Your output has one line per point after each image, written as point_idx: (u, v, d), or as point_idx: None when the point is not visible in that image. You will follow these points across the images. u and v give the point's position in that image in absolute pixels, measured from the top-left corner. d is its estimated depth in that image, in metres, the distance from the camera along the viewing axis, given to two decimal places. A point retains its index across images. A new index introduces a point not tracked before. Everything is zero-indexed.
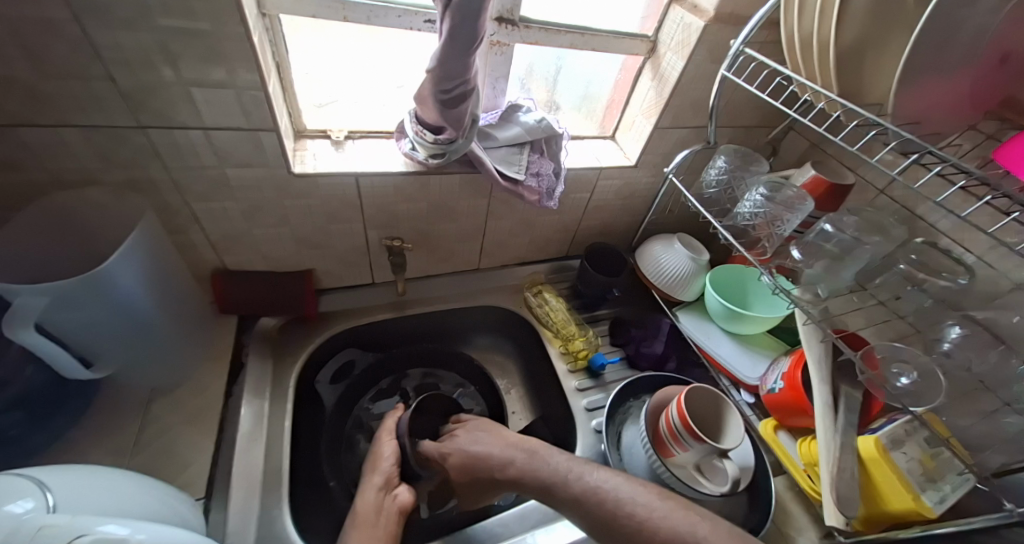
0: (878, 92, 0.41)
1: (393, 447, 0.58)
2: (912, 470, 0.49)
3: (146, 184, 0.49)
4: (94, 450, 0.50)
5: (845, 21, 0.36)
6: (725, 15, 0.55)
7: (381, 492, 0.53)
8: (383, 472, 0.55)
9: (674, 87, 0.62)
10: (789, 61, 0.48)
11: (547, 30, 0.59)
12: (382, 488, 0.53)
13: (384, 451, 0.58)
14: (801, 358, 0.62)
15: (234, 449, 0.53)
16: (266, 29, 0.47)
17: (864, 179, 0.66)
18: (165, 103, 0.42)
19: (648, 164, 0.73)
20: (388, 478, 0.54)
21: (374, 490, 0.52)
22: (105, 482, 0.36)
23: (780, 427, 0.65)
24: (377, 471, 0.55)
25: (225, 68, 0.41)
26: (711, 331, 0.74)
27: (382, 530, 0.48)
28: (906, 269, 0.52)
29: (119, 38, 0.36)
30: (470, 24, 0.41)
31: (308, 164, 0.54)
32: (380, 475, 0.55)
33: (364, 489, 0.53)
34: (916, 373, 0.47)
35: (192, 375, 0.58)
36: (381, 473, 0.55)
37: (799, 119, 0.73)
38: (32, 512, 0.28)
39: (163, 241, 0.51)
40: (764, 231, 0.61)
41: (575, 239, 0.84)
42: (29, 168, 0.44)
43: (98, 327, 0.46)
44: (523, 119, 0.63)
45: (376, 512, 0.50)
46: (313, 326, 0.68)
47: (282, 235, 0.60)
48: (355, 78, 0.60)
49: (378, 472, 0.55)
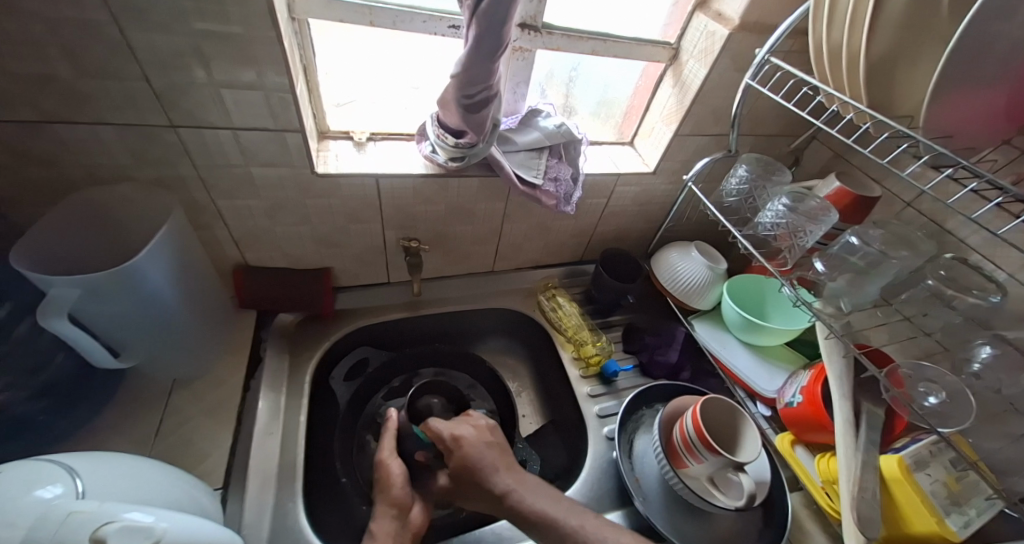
0: (911, 103, 0.40)
1: (400, 468, 0.55)
2: (936, 492, 0.48)
3: (176, 181, 0.50)
4: (117, 438, 0.51)
5: (877, 31, 0.36)
6: (750, 23, 0.54)
7: (397, 521, 0.51)
8: (392, 496, 0.52)
9: (696, 94, 0.61)
10: (817, 72, 0.47)
11: (570, 36, 0.59)
12: (397, 515, 0.51)
13: (391, 472, 0.54)
14: (821, 372, 0.60)
15: (250, 442, 0.54)
16: (295, 33, 0.48)
17: (891, 192, 0.65)
18: (197, 103, 0.43)
19: (667, 171, 0.72)
20: (399, 504, 0.52)
21: (388, 518, 0.51)
22: (130, 470, 0.37)
23: (797, 442, 0.63)
24: (387, 497, 0.52)
25: (255, 70, 0.42)
26: (727, 342, 0.73)
27: None
28: (934, 285, 0.50)
29: (159, 42, 0.38)
30: (494, 31, 0.42)
31: (330, 165, 0.55)
32: (391, 500, 0.52)
33: (379, 515, 0.51)
34: (944, 393, 0.46)
35: (212, 367, 0.60)
36: (392, 501, 0.52)
37: (824, 129, 0.71)
38: (61, 498, 0.29)
39: (190, 236, 0.52)
40: (785, 241, 0.59)
41: (590, 244, 0.84)
42: (66, 163, 0.45)
43: (125, 319, 0.47)
44: (543, 124, 0.64)
45: (395, 542, 0.49)
46: (329, 323, 0.69)
47: (302, 233, 0.61)
48: (378, 80, 0.61)
49: (388, 501, 0.52)
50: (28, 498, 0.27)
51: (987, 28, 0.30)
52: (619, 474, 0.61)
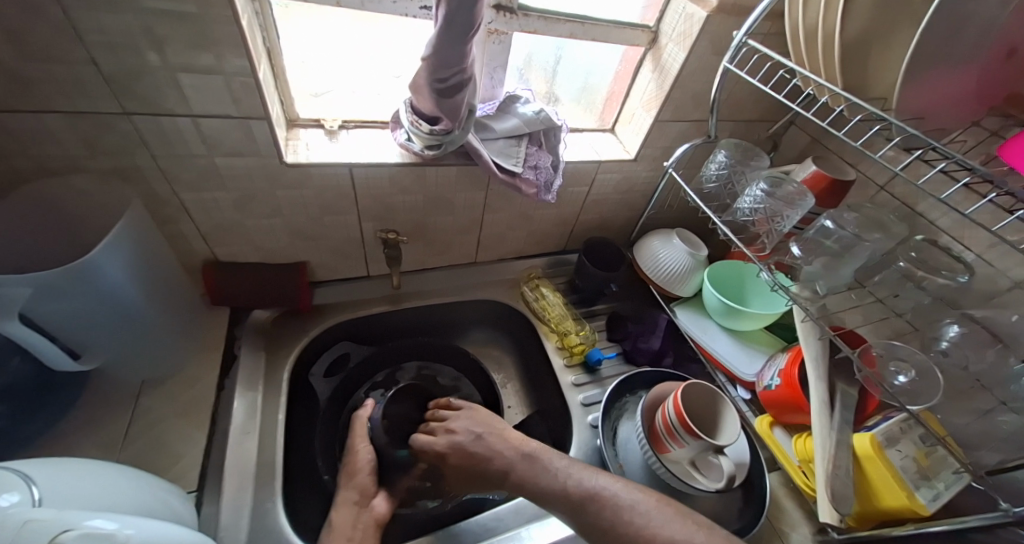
0: (883, 85, 0.40)
1: (369, 454, 0.56)
2: (907, 467, 0.50)
3: (134, 172, 0.47)
4: (84, 442, 0.49)
5: (850, 11, 0.35)
6: (728, 5, 0.54)
7: (357, 507, 0.50)
8: (358, 482, 0.53)
9: (675, 79, 0.61)
10: (793, 54, 0.47)
11: (547, 19, 0.57)
12: (358, 501, 0.51)
13: (360, 458, 0.55)
14: (798, 355, 0.61)
15: (227, 441, 0.52)
16: (257, 13, 0.46)
17: (866, 176, 0.66)
18: (153, 88, 0.41)
19: (647, 158, 0.72)
20: (363, 491, 0.52)
21: (350, 505, 0.50)
22: (95, 475, 0.35)
23: (775, 423, 0.65)
24: (353, 483, 0.52)
25: (214, 53, 0.40)
26: (708, 328, 0.74)
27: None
28: (906, 267, 0.51)
29: (104, 21, 0.35)
30: (466, 11, 0.40)
31: (301, 154, 0.53)
32: (355, 485, 0.52)
33: (341, 501, 0.51)
34: (913, 371, 0.47)
35: (184, 366, 0.58)
36: (356, 486, 0.52)
37: (801, 114, 0.72)
38: (17, 506, 0.27)
39: (152, 231, 0.50)
40: (763, 227, 0.60)
41: (573, 233, 0.84)
42: (11, 155, 0.43)
43: (85, 317, 0.45)
44: (521, 110, 0.63)
45: (353, 527, 0.48)
46: (307, 319, 0.68)
47: (275, 226, 0.59)
48: (350, 67, 0.58)
49: (353, 485, 0.52)
50: None
51: (957, 8, 0.30)
52: (603, 461, 0.62)
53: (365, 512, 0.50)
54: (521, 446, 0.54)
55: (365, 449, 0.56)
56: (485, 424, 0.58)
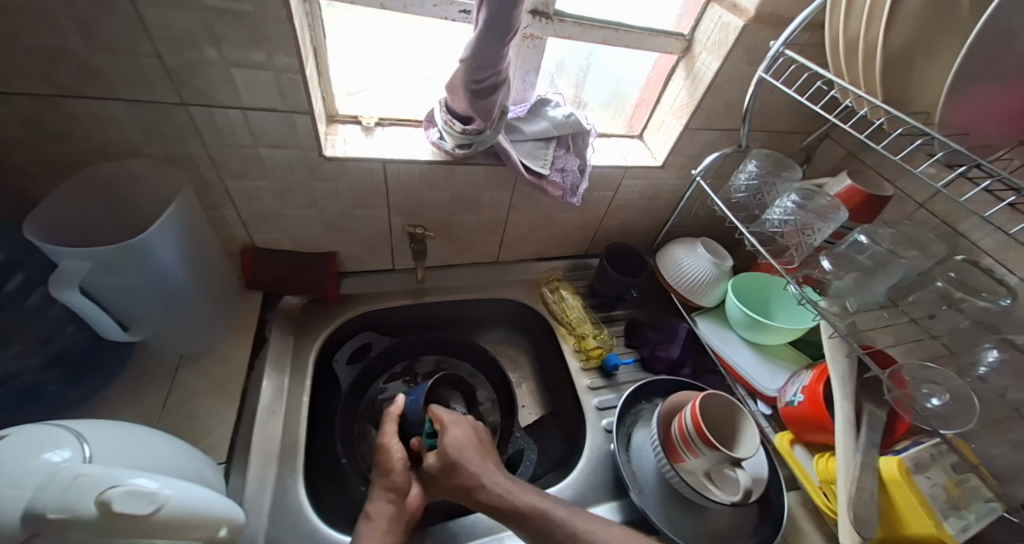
0: (926, 99, 0.39)
1: (402, 454, 0.54)
2: (935, 495, 0.48)
3: (186, 159, 0.51)
4: (125, 409, 0.53)
5: (893, 24, 0.35)
6: (765, 15, 0.53)
7: (393, 505, 0.50)
8: (391, 480, 0.51)
9: (707, 88, 0.60)
10: (832, 64, 0.46)
11: (581, 25, 0.58)
12: (392, 499, 0.50)
13: (394, 457, 0.54)
14: (824, 373, 0.60)
15: (254, 418, 0.55)
16: (306, 14, 0.48)
17: (904, 192, 0.64)
18: (208, 82, 0.44)
19: (675, 165, 0.72)
20: (397, 489, 0.51)
21: (386, 502, 0.50)
22: (139, 437, 0.38)
23: (796, 441, 0.63)
24: (386, 480, 0.52)
25: (265, 50, 0.42)
26: (730, 340, 0.73)
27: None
28: (943, 287, 0.49)
29: (170, 18, 0.38)
30: (505, 15, 0.41)
31: (338, 148, 0.55)
32: (390, 484, 0.51)
33: (375, 496, 0.51)
34: (947, 396, 0.45)
35: (218, 344, 0.61)
36: (391, 484, 0.51)
37: (838, 126, 0.70)
38: (68, 462, 0.30)
39: (198, 215, 0.53)
40: (793, 239, 0.59)
41: (595, 238, 0.84)
42: (78, 138, 0.46)
43: (135, 293, 0.48)
44: (551, 113, 0.63)
45: (392, 526, 0.48)
46: (334, 307, 0.70)
47: (309, 217, 0.61)
48: (387, 67, 0.61)
49: (388, 482, 0.51)
50: (36, 461, 0.28)
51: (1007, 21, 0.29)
52: (615, 466, 0.61)
53: (401, 512, 0.50)
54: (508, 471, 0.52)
55: (397, 448, 0.55)
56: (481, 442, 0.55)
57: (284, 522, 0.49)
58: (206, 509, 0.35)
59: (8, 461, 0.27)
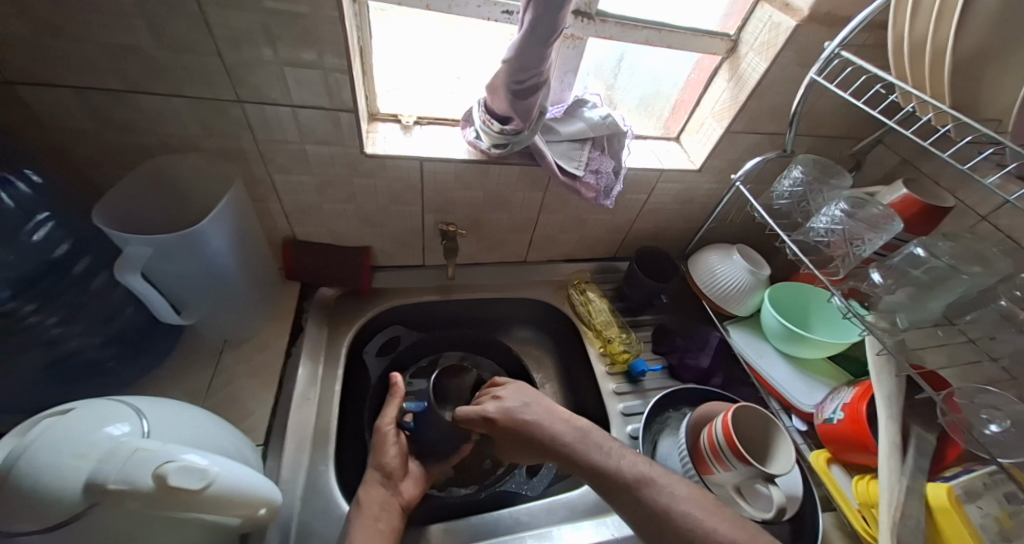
0: (1000, 103, 0.37)
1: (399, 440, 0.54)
2: (986, 526, 0.45)
3: (238, 153, 0.53)
4: (174, 389, 0.56)
5: (965, 25, 0.33)
6: (821, 14, 0.51)
7: (386, 488, 0.50)
8: (384, 466, 0.51)
9: (752, 90, 0.58)
10: (894, 65, 0.44)
11: (624, 25, 0.57)
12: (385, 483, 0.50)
13: (388, 444, 0.53)
14: (867, 391, 0.57)
15: (290, 404, 0.57)
16: (355, 14, 0.49)
17: (964, 204, 0.60)
18: (262, 80, 0.46)
19: (713, 169, 0.70)
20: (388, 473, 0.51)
21: (377, 483, 0.50)
22: (190, 416, 0.40)
23: (833, 461, 0.60)
24: (377, 464, 0.52)
25: (316, 50, 0.44)
26: (765, 351, 0.71)
27: (386, 527, 0.46)
28: (1006, 307, 0.46)
29: (232, 18, 0.40)
30: (552, 15, 0.41)
31: (378, 146, 0.57)
32: (382, 467, 0.51)
33: (366, 480, 0.50)
34: (1007, 422, 0.42)
35: (259, 331, 0.64)
36: (381, 467, 0.51)
37: (892, 131, 0.67)
38: (128, 436, 0.32)
39: (247, 208, 0.55)
40: (839, 249, 0.56)
41: (625, 241, 0.83)
42: (143, 131, 0.49)
43: (189, 279, 0.51)
44: (588, 114, 0.62)
45: (381, 507, 0.48)
46: (366, 299, 0.72)
47: (347, 212, 0.63)
48: (425, 67, 0.61)
49: (376, 466, 0.51)
50: (99, 434, 0.30)
51: None
52: None
53: (393, 492, 0.50)
54: (571, 419, 0.53)
55: (392, 432, 0.55)
56: (533, 396, 0.56)
57: (315, 506, 0.51)
58: (249, 487, 0.36)
59: (76, 434, 0.29)
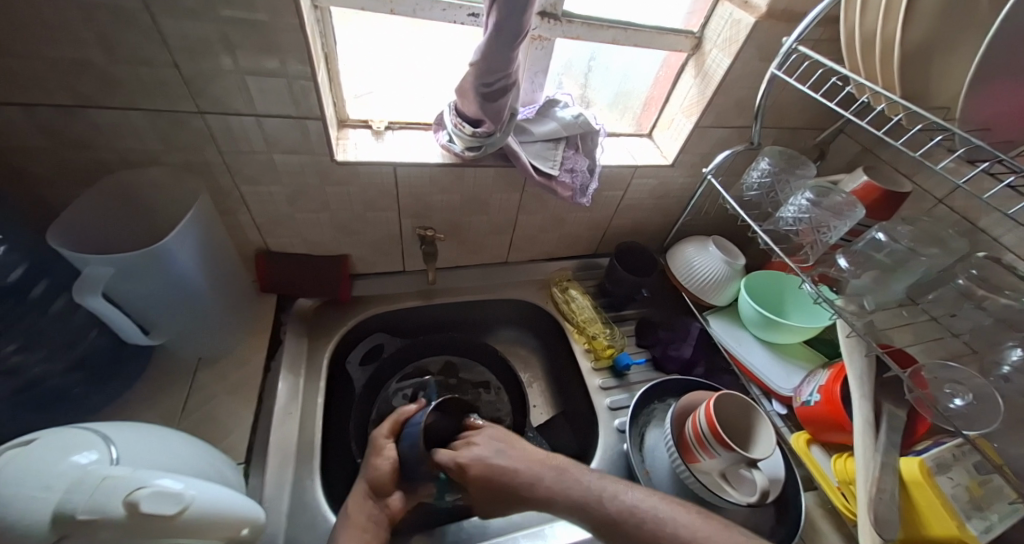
0: (947, 94, 0.38)
1: (393, 455, 0.52)
2: (958, 496, 0.47)
3: (202, 166, 0.52)
4: (147, 412, 0.54)
5: (908, 18, 0.34)
6: (778, 10, 0.52)
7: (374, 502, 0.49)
8: (377, 476, 0.50)
9: (718, 85, 0.60)
10: (848, 58, 0.45)
11: (590, 25, 0.58)
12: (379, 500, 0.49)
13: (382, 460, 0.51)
14: (840, 372, 0.59)
15: (271, 420, 0.56)
16: (317, 21, 0.49)
17: (921, 188, 0.63)
18: (222, 90, 0.44)
19: (685, 163, 0.71)
20: (381, 485, 0.49)
21: (365, 496, 0.49)
22: (161, 440, 0.39)
23: (813, 441, 0.62)
24: (370, 475, 0.50)
25: (279, 58, 0.43)
26: (743, 339, 0.73)
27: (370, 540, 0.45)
28: (964, 284, 0.49)
29: (187, 27, 0.39)
30: (516, 17, 0.41)
31: (350, 152, 0.56)
32: (373, 480, 0.49)
33: (355, 490, 0.50)
34: (970, 396, 0.43)
35: (236, 347, 0.62)
36: (373, 479, 0.49)
37: (852, 121, 0.69)
38: (96, 464, 0.31)
39: (215, 221, 0.54)
40: (807, 237, 0.58)
41: (604, 237, 0.84)
42: (100, 148, 0.47)
43: (154, 299, 0.49)
44: (560, 114, 0.63)
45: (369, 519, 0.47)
46: (346, 308, 0.71)
47: (321, 220, 0.62)
48: (392, 72, 0.61)
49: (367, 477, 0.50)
50: (65, 463, 0.29)
51: None
52: (628, 466, 0.61)
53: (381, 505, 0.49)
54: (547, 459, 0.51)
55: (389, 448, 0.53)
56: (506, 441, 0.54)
57: (301, 523, 0.50)
58: (230, 508, 0.35)
59: (41, 466, 0.28)
